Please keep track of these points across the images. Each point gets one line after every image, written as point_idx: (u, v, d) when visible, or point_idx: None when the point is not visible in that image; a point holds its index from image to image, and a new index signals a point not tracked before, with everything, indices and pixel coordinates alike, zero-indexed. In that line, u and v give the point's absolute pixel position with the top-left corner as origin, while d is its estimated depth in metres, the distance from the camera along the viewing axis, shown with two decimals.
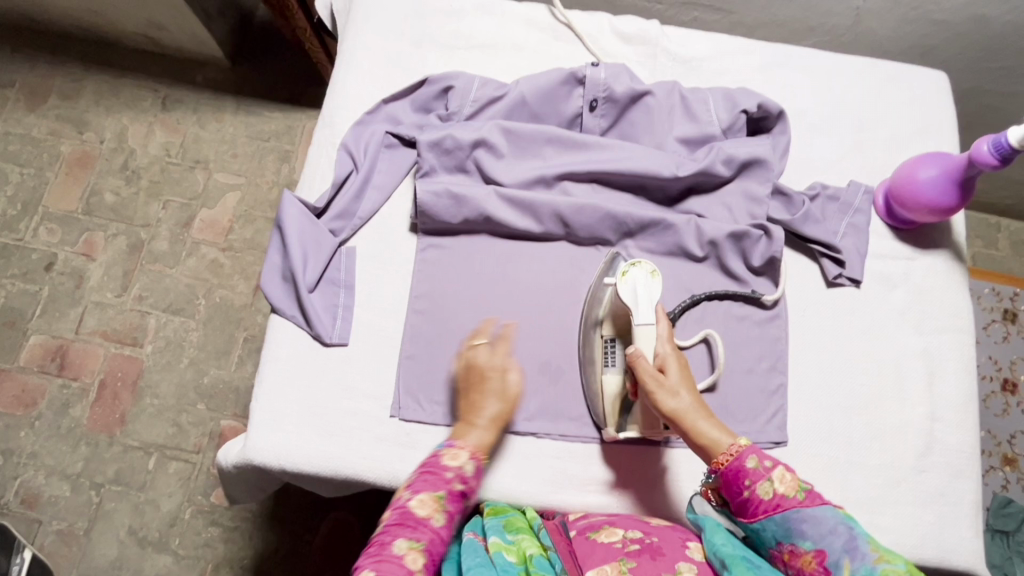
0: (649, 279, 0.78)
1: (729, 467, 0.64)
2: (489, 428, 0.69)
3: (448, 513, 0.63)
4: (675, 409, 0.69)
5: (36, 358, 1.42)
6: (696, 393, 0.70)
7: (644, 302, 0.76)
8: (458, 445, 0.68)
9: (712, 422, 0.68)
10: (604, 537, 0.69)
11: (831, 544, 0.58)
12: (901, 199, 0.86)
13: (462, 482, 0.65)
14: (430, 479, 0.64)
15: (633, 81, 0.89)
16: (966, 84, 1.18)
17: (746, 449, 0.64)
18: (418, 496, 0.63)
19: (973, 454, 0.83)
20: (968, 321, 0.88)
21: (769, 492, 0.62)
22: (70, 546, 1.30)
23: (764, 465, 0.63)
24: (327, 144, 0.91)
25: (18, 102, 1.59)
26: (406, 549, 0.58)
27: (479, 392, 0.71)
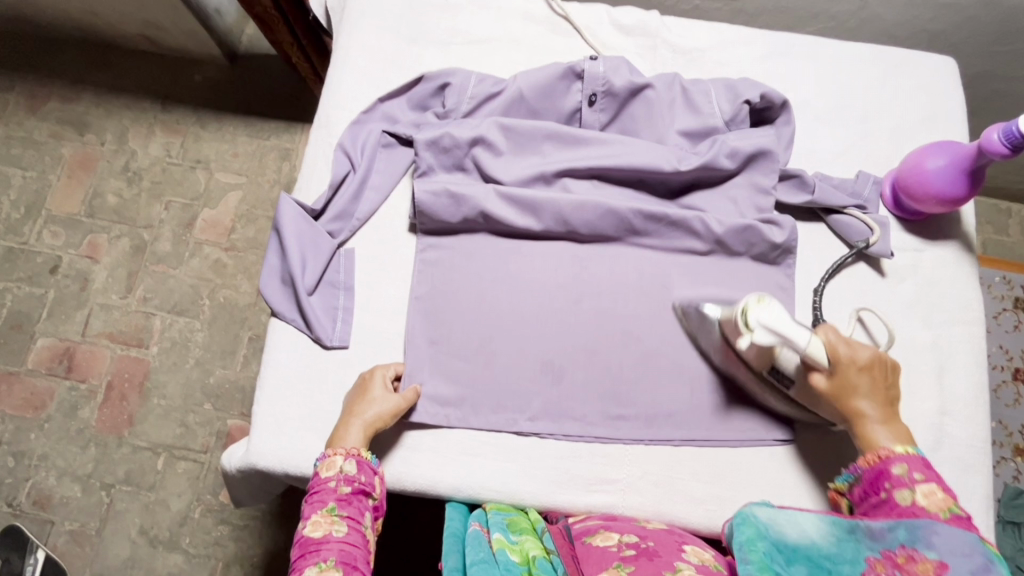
0: (768, 309, 0.69)
1: (875, 467, 0.68)
2: (359, 424, 0.74)
3: (345, 518, 0.68)
4: (852, 408, 0.71)
5: (45, 360, 1.43)
6: (882, 398, 0.72)
7: (795, 332, 0.69)
8: (330, 454, 0.72)
9: (888, 428, 0.70)
10: (600, 541, 0.69)
11: (958, 565, 0.55)
12: (909, 190, 0.84)
13: (348, 483, 0.70)
14: (316, 500, 0.69)
15: (632, 73, 0.88)
16: (976, 69, 1.16)
17: (899, 455, 0.67)
18: (310, 521, 0.68)
19: (985, 448, 0.82)
20: (978, 312, 0.87)
21: (906, 499, 0.64)
22: (83, 546, 1.32)
23: (912, 476, 0.65)
24: (323, 144, 0.90)
25: (19, 105, 1.59)
26: (317, 573, 0.64)
27: (357, 396, 0.77)
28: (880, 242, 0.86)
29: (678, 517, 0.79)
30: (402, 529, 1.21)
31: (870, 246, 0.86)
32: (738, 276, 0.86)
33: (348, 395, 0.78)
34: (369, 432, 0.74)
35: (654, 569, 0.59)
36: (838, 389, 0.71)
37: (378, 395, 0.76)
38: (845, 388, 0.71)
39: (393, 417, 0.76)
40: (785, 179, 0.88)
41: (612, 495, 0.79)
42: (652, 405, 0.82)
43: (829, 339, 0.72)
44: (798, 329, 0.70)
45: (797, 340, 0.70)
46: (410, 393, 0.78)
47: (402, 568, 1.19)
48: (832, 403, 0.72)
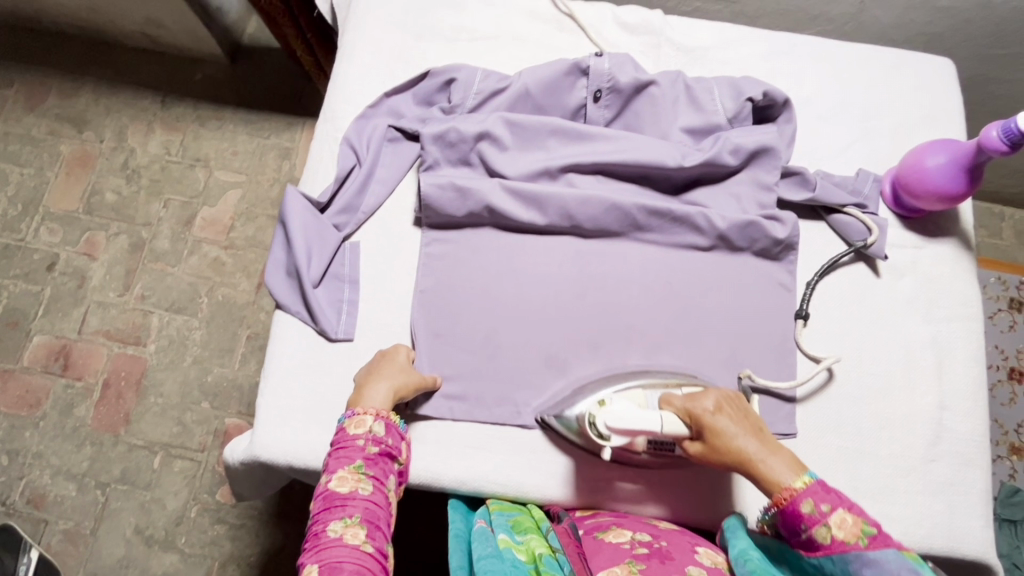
0: (609, 411, 0.71)
1: (786, 507, 0.60)
2: (388, 391, 0.73)
3: (371, 477, 0.67)
4: (732, 458, 0.66)
5: (40, 358, 1.42)
6: (750, 431, 0.66)
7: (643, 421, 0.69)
8: (360, 412, 0.70)
9: (776, 459, 0.63)
10: (612, 537, 0.69)
11: None
12: (909, 187, 0.85)
13: (377, 443, 0.69)
14: (343, 455, 0.67)
15: (637, 70, 0.89)
16: (972, 72, 1.17)
17: (801, 491, 0.60)
18: (336, 476, 0.66)
19: (983, 443, 0.83)
20: (976, 308, 0.88)
21: (827, 538, 0.58)
22: (77, 545, 1.31)
23: (821, 510, 0.58)
24: (329, 139, 0.90)
25: (17, 101, 1.59)
26: (343, 529, 0.62)
27: (385, 366, 0.77)
28: (879, 240, 0.87)
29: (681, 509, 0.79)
30: (401, 528, 1.20)
31: (867, 247, 0.87)
32: (740, 272, 0.86)
33: (370, 364, 0.78)
34: (394, 399, 0.73)
35: (666, 571, 0.59)
36: (708, 450, 0.68)
37: (403, 367, 0.76)
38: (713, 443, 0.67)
39: (415, 391, 0.76)
40: (787, 176, 0.89)
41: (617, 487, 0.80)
42: None
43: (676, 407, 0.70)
44: (644, 416, 0.69)
45: (649, 427, 0.69)
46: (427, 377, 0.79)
47: (401, 567, 1.18)
48: (717, 464, 0.67)
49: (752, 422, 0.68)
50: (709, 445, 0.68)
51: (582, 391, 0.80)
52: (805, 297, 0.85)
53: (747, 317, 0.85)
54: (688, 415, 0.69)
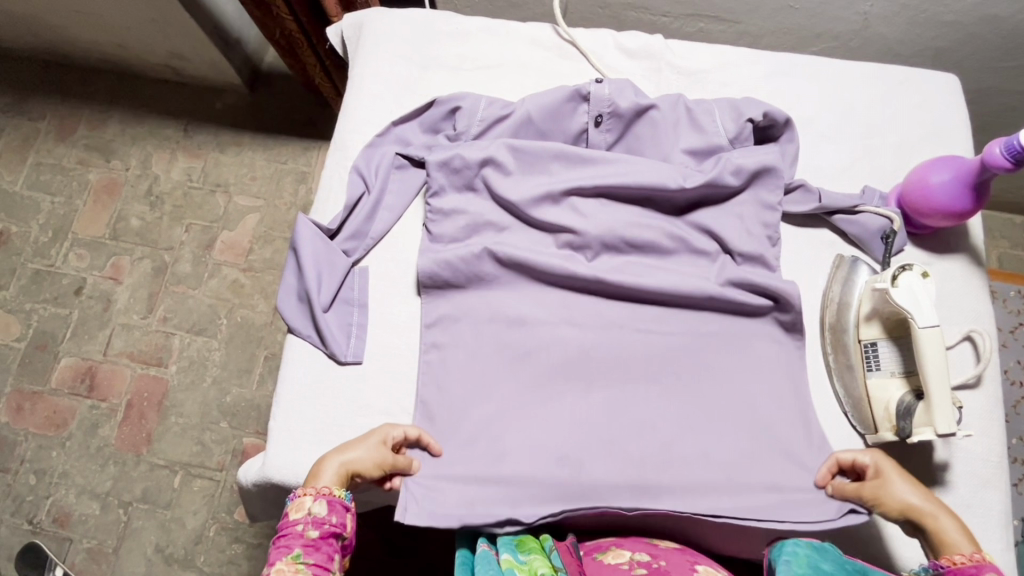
0: (925, 284, 0.76)
1: (964, 571, 0.62)
2: (342, 467, 0.71)
3: (311, 565, 0.63)
4: (900, 507, 0.69)
5: (67, 379, 1.47)
6: (929, 490, 0.69)
7: (926, 304, 0.75)
8: (301, 494, 0.68)
9: (954, 523, 0.66)
10: (611, 558, 0.69)
11: None
12: (914, 206, 0.85)
13: (316, 526, 0.66)
14: (282, 544, 0.64)
15: (637, 95, 0.90)
16: (982, 85, 1.17)
17: (988, 561, 0.61)
18: (274, 569, 0.62)
19: (1002, 462, 0.81)
20: (990, 324, 0.86)
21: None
22: (100, 563, 1.33)
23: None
24: (340, 167, 0.93)
25: (49, 133, 1.66)
26: None
27: (353, 439, 0.75)
28: (899, 235, 0.87)
29: (687, 531, 0.79)
30: (415, 547, 1.21)
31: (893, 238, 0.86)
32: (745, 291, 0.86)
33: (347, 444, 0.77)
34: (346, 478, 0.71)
35: None
36: (884, 487, 0.70)
37: (366, 437, 0.75)
38: (883, 483, 0.71)
39: (380, 463, 0.74)
40: (790, 191, 0.89)
41: (624, 508, 0.79)
42: (662, 427, 0.80)
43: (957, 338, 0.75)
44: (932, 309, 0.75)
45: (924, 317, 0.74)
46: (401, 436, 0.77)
47: None
48: (886, 505, 0.70)
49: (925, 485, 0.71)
50: (893, 478, 0.70)
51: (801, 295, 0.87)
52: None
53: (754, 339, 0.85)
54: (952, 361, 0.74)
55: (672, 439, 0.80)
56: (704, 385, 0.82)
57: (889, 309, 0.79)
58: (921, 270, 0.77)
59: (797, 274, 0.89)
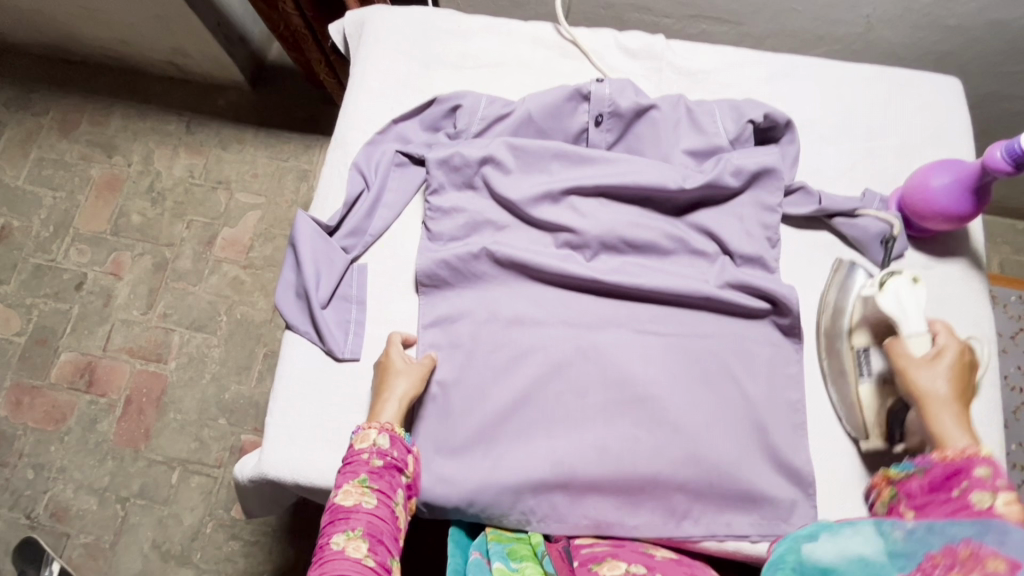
0: (913, 289, 0.77)
1: (953, 463, 0.66)
2: (399, 403, 0.77)
3: (376, 491, 0.69)
4: (922, 396, 0.72)
5: (67, 374, 1.47)
6: (965, 399, 0.71)
7: (912, 312, 0.76)
8: (364, 428, 0.74)
9: (959, 420, 0.69)
10: (605, 570, 0.68)
11: None
12: (914, 209, 0.84)
13: (380, 457, 0.71)
14: (349, 470, 0.70)
15: (637, 95, 0.90)
16: (985, 89, 1.16)
17: (981, 458, 0.65)
18: (341, 491, 0.68)
19: (1000, 468, 0.81)
20: (990, 329, 0.86)
21: (985, 503, 0.62)
22: (97, 559, 1.33)
23: (995, 480, 0.63)
24: (340, 164, 0.93)
25: (52, 128, 1.67)
26: (344, 543, 0.64)
27: (385, 374, 0.79)
28: (899, 240, 0.86)
29: (683, 532, 0.78)
30: (411, 546, 1.21)
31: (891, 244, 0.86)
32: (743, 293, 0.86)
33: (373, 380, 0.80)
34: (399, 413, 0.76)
35: None
36: (924, 367, 0.73)
37: (403, 372, 0.79)
38: (924, 383, 0.72)
39: (419, 389, 0.80)
40: (790, 193, 0.89)
41: (621, 509, 0.78)
42: (658, 429, 0.80)
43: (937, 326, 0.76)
44: (918, 316, 0.76)
45: (909, 325, 0.76)
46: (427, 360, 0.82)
47: None
48: (912, 377, 0.73)
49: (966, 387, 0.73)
50: (927, 366, 0.73)
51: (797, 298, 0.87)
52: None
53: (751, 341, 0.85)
54: (945, 338, 0.75)
55: (668, 441, 0.79)
56: (698, 386, 0.82)
57: (876, 316, 0.80)
58: (911, 276, 0.78)
59: (796, 276, 0.88)
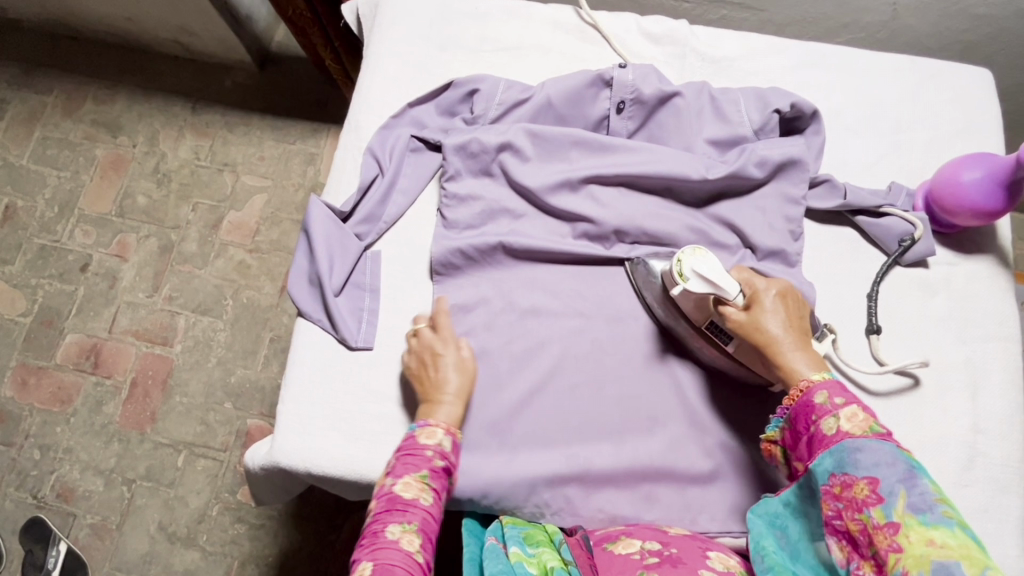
0: (705, 259, 0.71)
1: (799, 402, 0.61)
2: (457, 403, 0.74)
3: (434, 489, 0.67)
4: (765, 339, 0.67)
5: (72, 356, 1.46)
6: (796, 327, 0.67)
7: (718, 275, 0.70)
8: (433, 424, 0.72)
9: (803, 353, 0.65)
10: (621, 549, 0.67)
11: (884, 474, 0.52)
12: (942, 203, 0.83)
13: (443, 459, 0.69)
14: (410, 462, 0.68)
15: (661, 82, 0.88)
16: (1011, 81, 1.14)
17: (818, 384, 0.60)
18: (402, 481, 0.66)
19: (1021, 468, 0.80)
20: (1015, 327, 0.85)
21: (831, 429, 0.57)
22: (104, 539, 1.34)
23: (834, 402, 0.58)
24: (353, 148, 0.91)
25: (56, 107, 1.64)
26: (400, 533, 0.62)
27: (439, 368, 0.76)
28: (924, 240, 0.84)
29: (699, 528, 0.76)
30: None
31: (913, 246, 0.84)
32: None
33: (418, 362, 0.78)
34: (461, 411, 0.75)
35: None
36: (749, 320, 0.68)
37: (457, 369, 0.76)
38: (757, 318, 0.68)
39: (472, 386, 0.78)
40: (814, 186, 0.87)
41: (636, 504, 0.77)
42: (673, 425, 0.80)
43: (743, 277, 0.72)
44: (726, 276, 0.71)
45: (726, 289, 0.70)
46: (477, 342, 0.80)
47: None
48: (747, 336, 0.68)
49: (802, 322, 0.69)
50: (754, 313, 0.68)
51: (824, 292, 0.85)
52: (870, 310, 0.83)
53: None
54: (753, 284, 0.70)
55: (682, 438, 0.79)
56: (717, 383, 0.81)
57: (700, 299, 0.74)
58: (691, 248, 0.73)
59: (818, 271, 0.86)
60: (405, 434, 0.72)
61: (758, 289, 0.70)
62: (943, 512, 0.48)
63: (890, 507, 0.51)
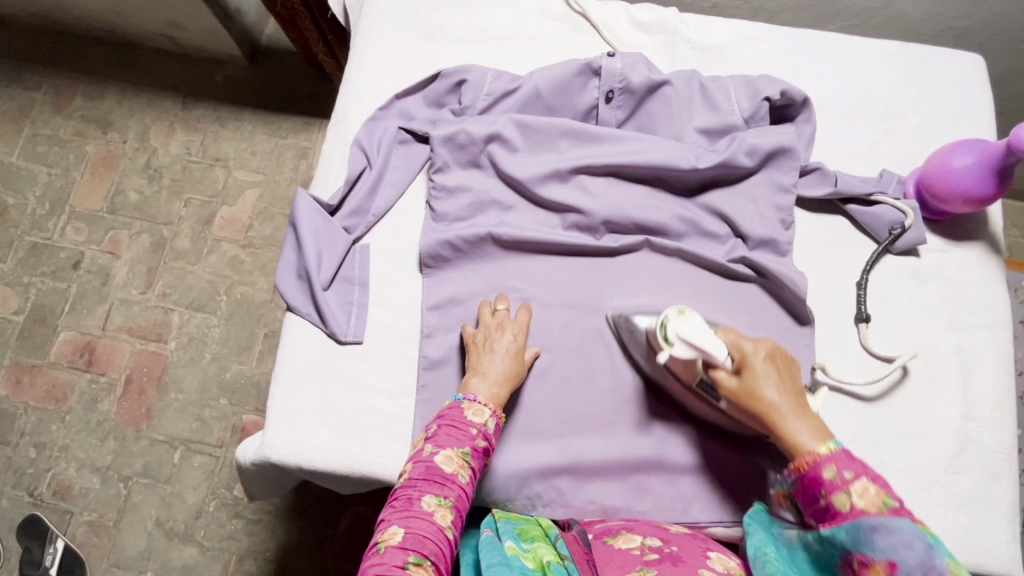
0: (688, 322, 0.68)
1: (807, 473, 0.56)
2: (501, 386, 0.74)
3: (473, 468, 0.67)
4: (761, 409, 0.61)
5: (66, 353, 1.46)
6: (794, 391, 0.62)
7: (705, 337, 0.66)
8: (481, 401, 0.71)
9: (805, 422, 0.59)
10: (622, 544, 0.67)
11: (903, 559, 0.49)
12: (933, 189, 0.82)
13: (485, 440, 0.69)
14: (455, 435, 0.68)
15: (650, 70, 0.87)
16: (1004, 67, 1.13)
17: (824, 457, 0.56)
18: (443, 453, 0.66)
19: (1012, 455, 0.80)
20: (1007, 314, 0.84)
21: (845, 506, 0.53)
22: (101, 536, 1.34)
23: (843, 477, 0.54)
24: (340, 141, 0.90)
25: (45, 103, 1.63)
26: (435, 506, 0.62)
27: (489, 350, 0.76)
28: (915, 227, 0.84)
29: (691, 518, 0.76)
30: None
31: (903, 234, 0.84)
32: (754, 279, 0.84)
33: (470, 344, 0.77)
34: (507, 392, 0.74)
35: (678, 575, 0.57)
36: (742, 387, 0.63)
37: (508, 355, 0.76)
38: (749, 385, 0.63)
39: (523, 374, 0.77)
40: (805, 174, 0.87)
41: (628, 495, 0.77)
42: (664, 416, 0.79)
43: (729, 337, 0.67)
44: (710, 338, 0.66)
45: (713, 352, 0.65)
46: (524, 318, 0.79)
47: None
48: (742, 406, 0.63)
49: (797, 384, 0.63)
50: (746, 380, 0.63)
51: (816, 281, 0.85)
52: (860, 299, 0.83)
53: (769, 324, 0.82)
54: (740, 347, 0.65)
55: (673, 429, 0.79)
56: None
57: (688, 364, 0.69)
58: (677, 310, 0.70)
59: (809, 260, 0.86)
60: (452, 403, 0.71)
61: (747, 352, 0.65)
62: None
63: None
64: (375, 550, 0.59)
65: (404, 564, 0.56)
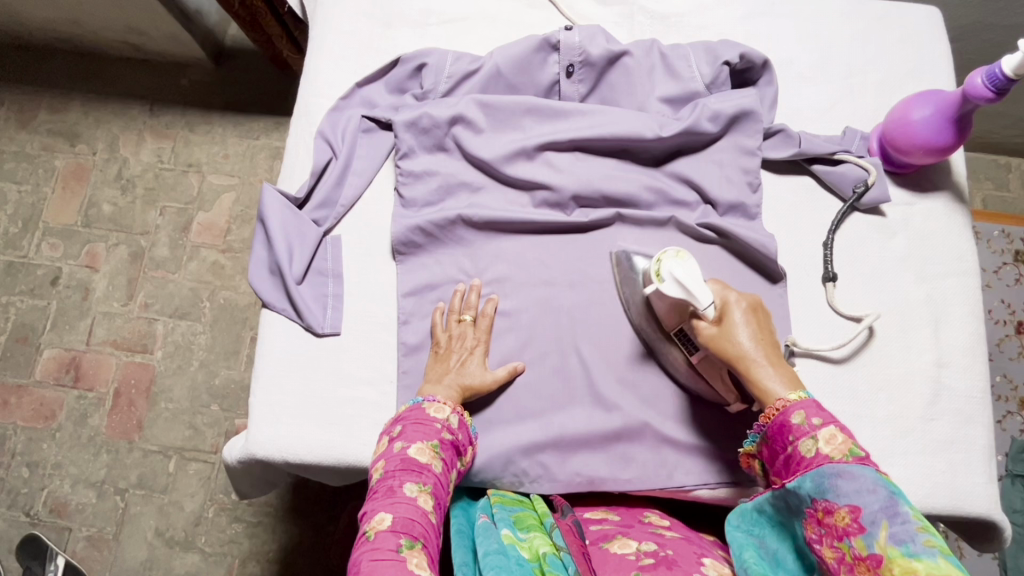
0: (683, 263, 0.70)
1: (775, 421, 0.60)
2: (456, 388, 0.75)
3: (444, 458, 0.68)
4: (737, 353, 0.66)
5: (52, 371, 1.44)
6: (767, 341, 0.67)
7: (696, 286, 0.69)
8: (440, 400, 0.72)
9: (776, 371, 0.64)
10: (617, 547, 0.64)
11: (866, 502, 0.51)
12: (896, 143, 0.83)
13: (451, 433, 0.70)
14: (421, 430, 0.69)
15: (608, 42, 0.87)
16: (965, 20, 1.14)
17: (796, 403, 0.60)
18: (415, 445, 0.67)
19: (986, 399, 0.81)
20: (974, 262, 0.86)
21: (810, 451, 0.56)
22: (102, 550, 1.34)
23: (811, 423, 0.58)
24: (304, 133, 0.89)
25: (9, 119, 1.60)
26: (417, 492, 0.63)
27: (448, 352, 0.78)
28: (877, 185, 0.85)
29: (676, 483, 0.78)
30: None
31: (866, 194, 0.85)
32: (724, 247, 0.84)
33: (435, 347, 0.79)
34: (463, 394, 0.75)
35: None
36: (721, 333, 0.68)
37: (469, 358, 0.78)
38: (728, 331, 0.68)
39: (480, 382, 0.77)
40: (770, 136, 0.87)
41: (612, 465, 0.78)
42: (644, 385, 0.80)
43: (716, 286, 0.71)
44: (702, 286, 0.69)
45: (700, 301, 0.68)
46: (486, 325, 0.80)
47: None
48: (719, 351, 0.68)
49: (773, 339, 0.68)
50: (729, 327, 0.68)
51: (786, 241, 0.86)
52: (828, 257, 0.84)
53: (744, 286, 0.83)
54: (723, 297, 0.69)
55: (654, 398, 0.80)
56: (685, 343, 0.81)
57: (673, 306, 0.73)
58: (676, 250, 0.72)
59: (779, 221, 0.86)
60: (410, 406, 0.72)
61: (729, 302, 0.69)
62: (924, 542, 0.46)
63: (871, 537, 0.49)
64: (363, 540, 0.59)
65: (398, 547, 0.57)
